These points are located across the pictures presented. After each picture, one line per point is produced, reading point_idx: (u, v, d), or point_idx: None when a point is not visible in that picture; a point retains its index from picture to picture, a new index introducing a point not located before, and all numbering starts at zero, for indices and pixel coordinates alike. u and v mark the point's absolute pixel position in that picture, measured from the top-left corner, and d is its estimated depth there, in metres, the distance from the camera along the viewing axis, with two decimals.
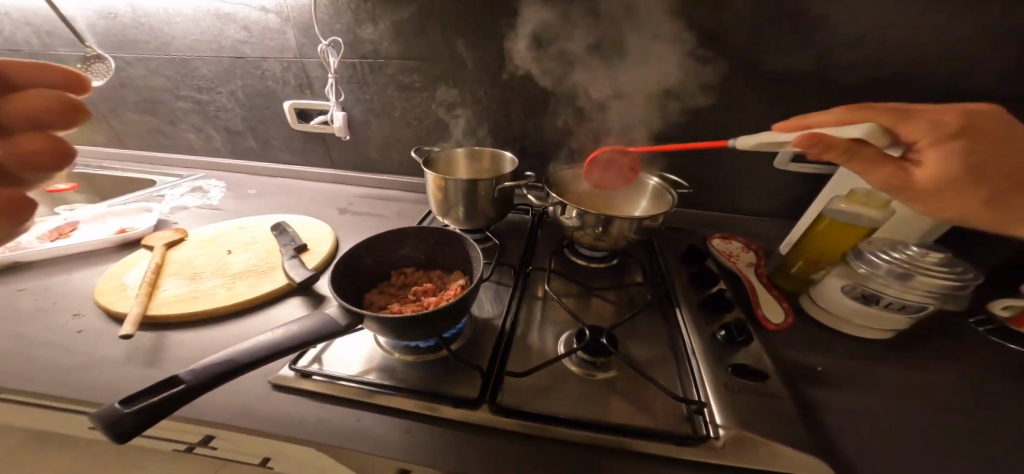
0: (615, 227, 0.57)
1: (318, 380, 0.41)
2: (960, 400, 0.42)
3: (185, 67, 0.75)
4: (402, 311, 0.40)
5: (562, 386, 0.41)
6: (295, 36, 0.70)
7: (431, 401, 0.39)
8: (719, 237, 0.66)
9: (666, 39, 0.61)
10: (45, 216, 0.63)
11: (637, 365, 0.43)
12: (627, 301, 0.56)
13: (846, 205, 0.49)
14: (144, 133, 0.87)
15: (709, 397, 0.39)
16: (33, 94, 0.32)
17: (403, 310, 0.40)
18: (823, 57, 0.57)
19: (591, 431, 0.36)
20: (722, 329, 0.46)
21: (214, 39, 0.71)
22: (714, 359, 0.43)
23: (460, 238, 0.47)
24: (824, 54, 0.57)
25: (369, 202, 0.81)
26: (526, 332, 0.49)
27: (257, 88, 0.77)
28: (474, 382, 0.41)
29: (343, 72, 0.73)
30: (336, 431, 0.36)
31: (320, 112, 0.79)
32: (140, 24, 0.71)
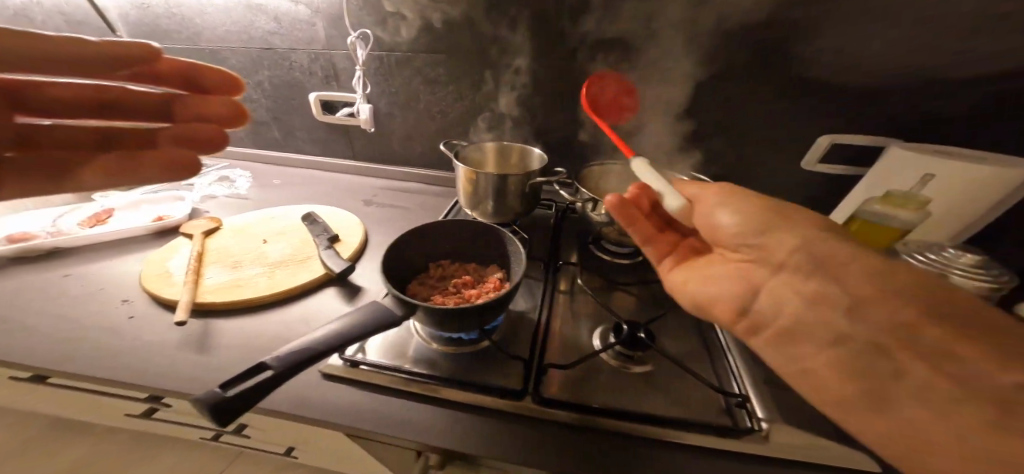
0: None
1: (364, 370, 0.41)
2: None
3: (214, 57, 0.75)
4: (444, 303, 0.41)
5: (602, 379, 0.42)
6: (324, 28, 0.70)
7: (477, 391, 0.39)
8: None
9: (699, 36, 0.61)
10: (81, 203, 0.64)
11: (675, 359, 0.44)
12: (656, 297, 0.56)
13: (882, 206, 0.50)
14: None
15: (749, 391, 0.40)
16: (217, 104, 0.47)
17: (446, 302, 0.41)
18: (860, 57, 0.56)
19: (637, 423, 0.36)
20: None
21: (245, 29, 0.71)
22: (751, 355, 0.44)
23: (498, 232, 0.48)
24: (859, 56, 0.56)
25: (392, 194, 0.81)
26: (561, 326, 0.49)
27: (283, 79, 0.77)
28: (516, 372, 0.42)
29: (370, 65, 0.73)
30: (389, 420, 0.37)
31: (345, 104, 0.79)
32: (171, 14, 0.71)
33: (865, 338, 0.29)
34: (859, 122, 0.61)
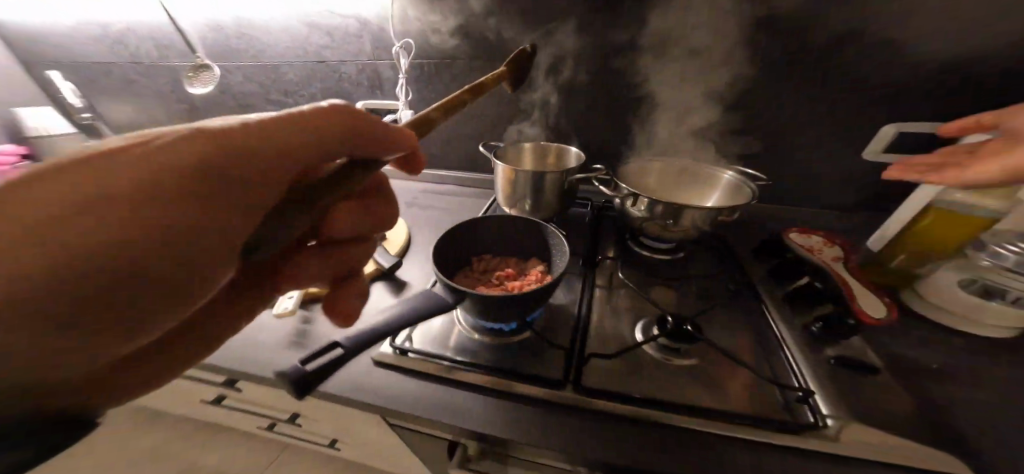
0: (687, 218, 0.56)
1: (412, 358, 0.42)
2: None
3: (275, 73, 0.84)
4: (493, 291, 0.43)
5: (645, 372, 0.41)
6: (370, 42, 0.75)
7: (524, 381, 0.40)
8: (798, 230, 0.63)
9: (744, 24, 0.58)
10: None
11: (728, 353, 0.41)
12: (704, 288, 0.55)
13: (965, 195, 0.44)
14: None
15: (811, 384, 0.37)
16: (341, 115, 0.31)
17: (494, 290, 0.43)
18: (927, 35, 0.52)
19: (686, 416, 0.35)
20: (817, 321, 0.44)
21: (303, 45, 0.78)
22: (812, 351, 0.41)
23: (541, 226, 0.49)
24: (937, 30, 0.50)
25: (430, 196, 0.84)
26: (601, 319, 0.49)
27: (334, 89, 0.83)
28: (559, 361, 0.42)
29: (412, 73, 0.77)
30: (433, 405, 0.38)
31: (388, 111, 0.84)
32: (241, 35, 0.80)
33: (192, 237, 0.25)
34: (938, 102, 0.55)
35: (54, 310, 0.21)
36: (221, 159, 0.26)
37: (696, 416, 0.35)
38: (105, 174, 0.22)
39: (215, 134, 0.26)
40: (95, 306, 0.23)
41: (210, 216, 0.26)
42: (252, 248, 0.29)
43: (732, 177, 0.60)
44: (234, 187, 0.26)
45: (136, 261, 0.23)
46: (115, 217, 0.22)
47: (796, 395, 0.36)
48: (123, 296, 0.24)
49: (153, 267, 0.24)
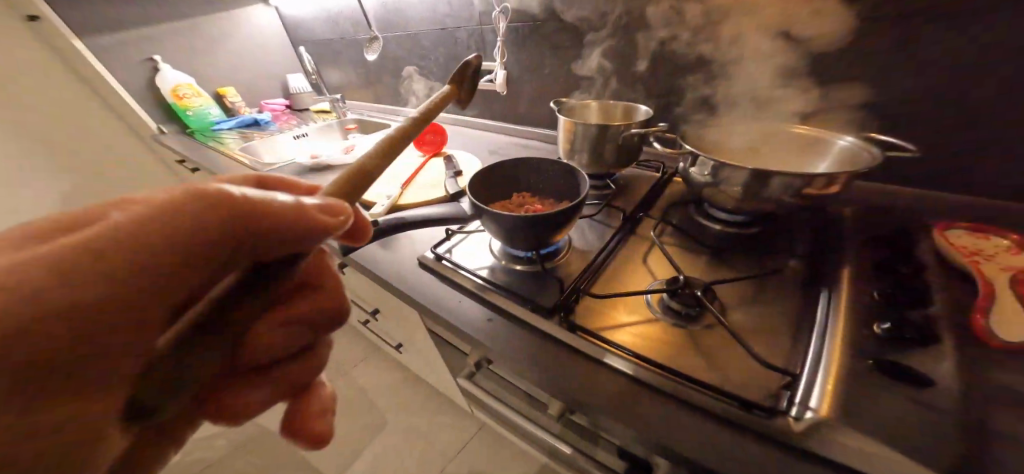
0: (767, 188, 0.48)
1: (445, 266, 0.54)
2: None
3: (413, 42, 1.03)
4: (525, 209, 0.52)
5: (632, 321, 0.41)
6: (479, 7, 0.85)
7: (518, 301, 0.46)
8: (964, 229, 0.45)
9: None
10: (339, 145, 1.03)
11: (733, 327, 0.37)
12: (760, 266, 0.47)
13: None
14: (388, 93, 1.24)
15: (816, 379, 0.31)
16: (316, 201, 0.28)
17: (527, 208, 0.52)
18: None
19: (643, 361, 0.36)
20: (887, 322, 0.34)
21: (432, 14, 0.94)
22: (853, 345, 0.33)
23: (578, 173, 0.52)
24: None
25: (513, 150, 0.92)
26: (616, 270, 0.49)
27: (452, 53, 0.98)
28: (555, 292, 0.46)
29: (510, 34, 0.84)
30: (445, 302, 0.49)
31: (489, 71, 0.94)
32: (395, 10, 1.00)
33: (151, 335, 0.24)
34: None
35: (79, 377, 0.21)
36: (213, 242, 0.24)
37: (656, 369, 0.35)
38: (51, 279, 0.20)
39: (229, 200, 0.24)
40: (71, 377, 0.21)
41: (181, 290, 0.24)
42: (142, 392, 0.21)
43: (851, 142, 0.49)
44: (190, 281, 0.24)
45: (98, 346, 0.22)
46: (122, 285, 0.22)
47: (787, 382, 0.32)
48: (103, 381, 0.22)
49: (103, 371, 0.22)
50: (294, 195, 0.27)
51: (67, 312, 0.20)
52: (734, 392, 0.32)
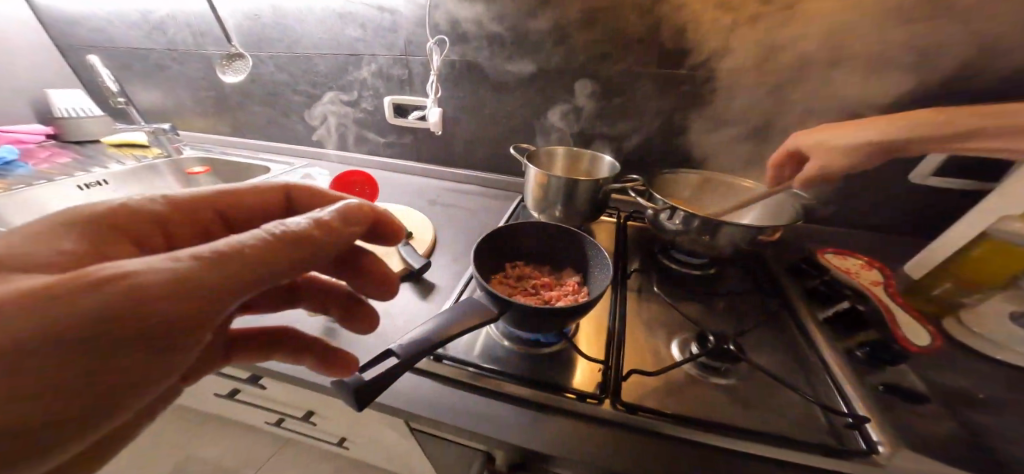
0: (725, 235, 0.56)
1: (446, 364, 0.41)
2: None
3: (304, 64, 0.82)
4: (551, 301, 0.42)
5: (681, 388, 0.40)
6: (406, 33, 0.74)
7: (561, 393, 0.39)
8: (832, 252, 0.62)
9: (787, 36, 0.57)
10: None
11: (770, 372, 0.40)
12: (737, 309, 0.53)
13: (1022, 223, 0.43)
14: (262, 124, 0.95)
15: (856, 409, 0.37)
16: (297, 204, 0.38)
17: (552, 300, 0.42)
18: (975, 56, 0.51)
19: (729, 436, 0.35)
20: (863, 346, 0.43)
21: (336, 36, 0.77)
22: (855, 374, 0.40)
23: (578, 235, 0.48)
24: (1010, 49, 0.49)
25: (453, 195, 0.84)
26: (634, 332, 0.48)
27: (365, 84, 0.83)
28: (591, 373, 0.42)
29: (444, 70, 0.77)
30: (469, 416, 0.37)
31: (417, 108, 0.83)
32: (277, 24, 0.78)
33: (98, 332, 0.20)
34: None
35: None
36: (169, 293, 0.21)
37: (738, 437, 0.35)
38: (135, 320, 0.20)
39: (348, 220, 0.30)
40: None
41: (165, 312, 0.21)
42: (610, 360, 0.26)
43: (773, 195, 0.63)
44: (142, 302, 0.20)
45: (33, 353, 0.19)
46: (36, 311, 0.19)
47: (842, 419, 0.36)
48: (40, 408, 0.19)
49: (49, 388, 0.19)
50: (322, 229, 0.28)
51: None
52: (811, 439, 0.34)
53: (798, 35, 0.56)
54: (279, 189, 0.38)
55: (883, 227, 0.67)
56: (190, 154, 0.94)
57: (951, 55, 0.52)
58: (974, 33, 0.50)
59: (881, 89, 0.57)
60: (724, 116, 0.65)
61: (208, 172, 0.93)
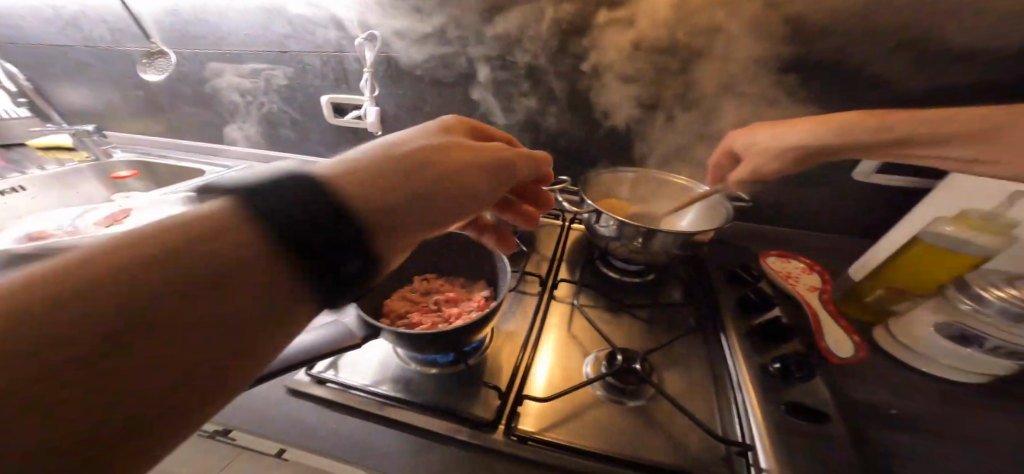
0: (658, 241, 0.52)
1: (334, 389, 0.41)
2: None
3: (235, 61, 0.79)
4: (416, 326, 0.39)
5: (584, 413, 0.40)
6: (333, 28, 0.70)
7: (452, 420, 0.38)
8: (775, 255, 0.59)
9: (717, 30, 0.55)
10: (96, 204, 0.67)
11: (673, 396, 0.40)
12: (667, 321, 0.52)
13: (952, 227, 0.40)
14: (197, 124, 0.92)
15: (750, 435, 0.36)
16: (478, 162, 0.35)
17: (419, 324, 0.39)
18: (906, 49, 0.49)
19: (616, 466, 0.35)
20: (776, 361, 0.40)
21: (263, 32, 0.73)
22: (763, 393, 0.38)
23: (487, 245, 0.45)
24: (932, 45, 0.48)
25: None
26: (547, 351, 0.47)
27: (299, 82, 0.79)
28: (490, 398, 0.41)
29: (378, 68, 0.73)
30: (344, 444, 0.36)
31: (354, 107, 0.79)
32: (198, 19, 0.74)
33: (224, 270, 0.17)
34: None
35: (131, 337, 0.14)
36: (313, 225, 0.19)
37: (626, 467, 0.35)
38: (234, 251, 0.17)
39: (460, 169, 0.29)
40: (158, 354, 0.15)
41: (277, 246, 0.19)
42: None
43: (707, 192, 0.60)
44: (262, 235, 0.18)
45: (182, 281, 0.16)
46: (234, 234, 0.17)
47: (734, 447, 0.35)
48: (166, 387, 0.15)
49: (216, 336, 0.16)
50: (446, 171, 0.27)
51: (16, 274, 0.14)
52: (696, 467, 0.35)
53: (726, 29, 0.55)
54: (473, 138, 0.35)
55: (831, 229, 0.64)
56: (121, 157, 0.89)
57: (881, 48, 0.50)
58: (903, 25, 0.48)
59: (816, 84, 0.55)
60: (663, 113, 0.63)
61: (135, 175, 0.89)
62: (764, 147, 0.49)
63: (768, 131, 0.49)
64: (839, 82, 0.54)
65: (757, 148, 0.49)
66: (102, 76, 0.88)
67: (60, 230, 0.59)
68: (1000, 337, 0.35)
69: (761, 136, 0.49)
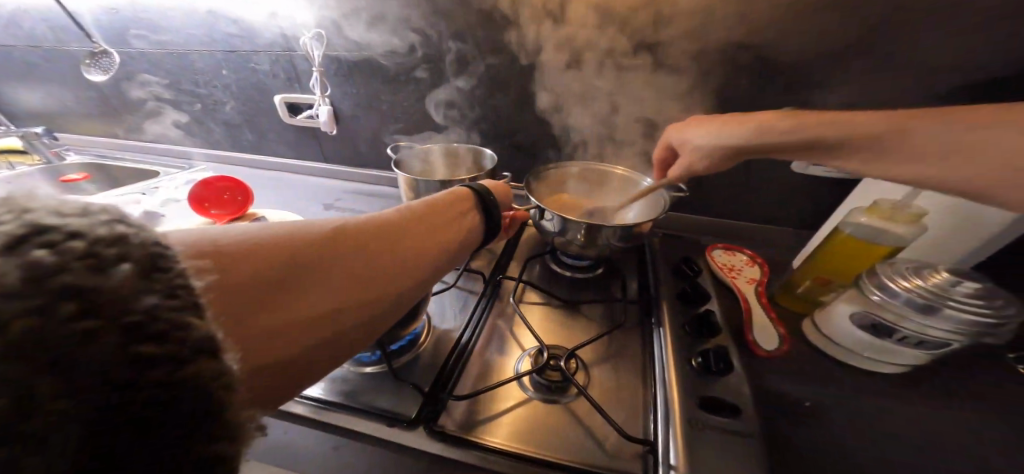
0: (603, 236, 0.52)
1: None
2: (979, 448, 0.35)
3: (183, 61, 0.78)
4: None
5: (509, 411, 0.40)
6: (279, 27, 0.69)
7: (374, 419, 0.38)
8: (721, 248, 0.59)
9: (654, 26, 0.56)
10: None
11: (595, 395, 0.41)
12: (610, 316, 0.53)
13: (866, 218, 0.41)
14: (152, 125, 0.91)
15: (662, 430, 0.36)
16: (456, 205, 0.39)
17: None
18: (834, 42, 0.50)
19: (529, 464, 0.35)
20: (699, 356, 0.41)
21: (208, 32, 0.72)
22: (683, 385, 0.39)
23: None
24: (862, 38, 0.49)
25: (354, 198, 0.79)
26: (482, 349, 0.47)
27: (250, 82, 0.77)
28: (417, 397, 0.41)
29: (328, 66, 0.72)
30: (265, 445, 0.36)
31: (309, 106, 0.78)
32: (139, 18, 0.74)
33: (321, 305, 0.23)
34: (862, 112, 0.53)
35: (294, 310, 0.22)
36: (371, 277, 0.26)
37: (538, 465, 0.35)
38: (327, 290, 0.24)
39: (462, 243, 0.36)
40: (302, 327, 0.22)
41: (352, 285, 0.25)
42: (60, 261, 0.11)
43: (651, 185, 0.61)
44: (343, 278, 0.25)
45: (323, 276, 0.24)
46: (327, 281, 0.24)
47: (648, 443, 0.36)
48: (298, 356, 0.21)
49: (336, 328, 0.23)
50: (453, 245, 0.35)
51: (227, 236, 0.22)
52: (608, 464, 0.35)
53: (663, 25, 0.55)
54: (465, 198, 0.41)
55: (780, 221, 0.64)
56: (74, 160, 0.87)
57: (811, 42, 0.51)
58: (829, 19, 0.49)
59: (753, 78, 0.55)
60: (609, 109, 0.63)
61: (88, 178, 0.87)
62: (700, 147, 0.46)
63: (704, 131, 0.45)
64: (773, 77, 0.54)
65: (692, 148, 0.47)
66: (50, 76, 0.88)
67: None
68: (908, 327, 0.36)
69: (698, 137, 0.46)
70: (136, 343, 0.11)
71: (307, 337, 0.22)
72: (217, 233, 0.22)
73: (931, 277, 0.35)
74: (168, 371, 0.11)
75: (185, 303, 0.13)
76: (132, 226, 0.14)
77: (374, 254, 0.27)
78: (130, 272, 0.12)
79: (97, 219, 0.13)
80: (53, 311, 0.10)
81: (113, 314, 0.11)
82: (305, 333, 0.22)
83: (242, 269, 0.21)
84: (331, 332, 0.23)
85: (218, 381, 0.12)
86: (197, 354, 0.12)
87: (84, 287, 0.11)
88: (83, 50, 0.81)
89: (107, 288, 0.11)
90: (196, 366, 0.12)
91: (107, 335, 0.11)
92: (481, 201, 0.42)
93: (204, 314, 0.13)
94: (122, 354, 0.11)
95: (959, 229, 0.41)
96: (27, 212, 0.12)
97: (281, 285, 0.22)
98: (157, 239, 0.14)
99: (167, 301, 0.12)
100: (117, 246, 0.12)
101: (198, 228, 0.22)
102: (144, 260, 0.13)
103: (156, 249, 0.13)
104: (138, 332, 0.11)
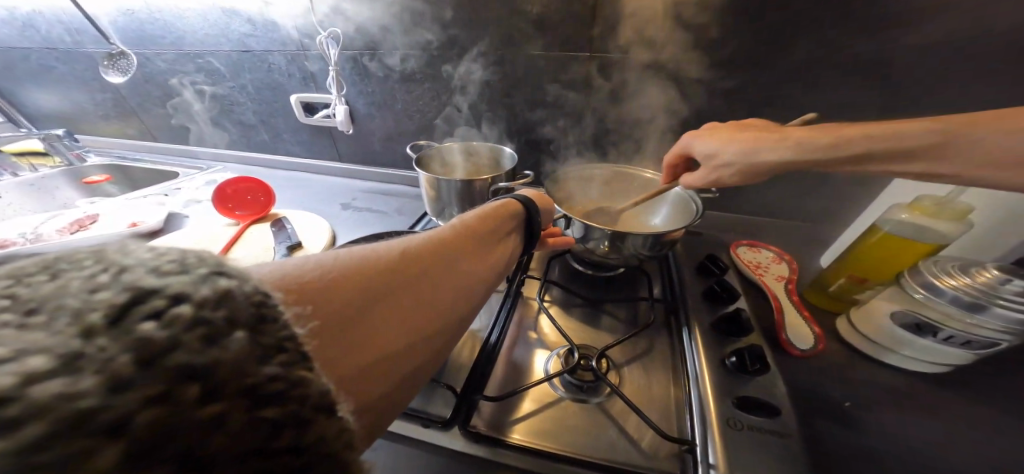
0: (630, 244, 0.51)
1: None
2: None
3: (200, 61, 0.78)
4: None
5: (541, 412, 0.40)
6: (293, 26, 0.68)
7: (408, 420, 0.38)
8: (745, 245, 0.58)
9: (681, 21, 0.54)
10: (69, 211, 0.68)
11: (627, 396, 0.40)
12: (636, 316, 0.52)
13: (909, 215, 0.41)
14: (167, 126, 0.92)
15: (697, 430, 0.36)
16: (498, 209, 0.39)
17: None
18: (874, 38, 0.48)
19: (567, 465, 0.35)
20: (733, 355, 0.40)
21: (223, 33, 0.72)
22: (718, 385, 0.38)
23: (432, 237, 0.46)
24: (908, 27, 0.46)
25: (370, 197, 0.79)
26: (509, 349, 0.47)
27: (265, 81, 0.77)
28: (447, 399, 0.40)
29: (344, 65, 0.71)
30: None
31: (325, 106, 0.78)
32: (156, 20, 0.73)
33: (405, 323, 0.23)
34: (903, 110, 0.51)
35: (379, 346, 0.21)
36: (442, 291, 0.27)
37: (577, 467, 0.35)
38: (409, 308, 0.24)
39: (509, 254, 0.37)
40: (388, 361, 0.22)
41: (429, 302, 0.25)
42: (172, 337, 0.12)
43: (680, 189, 0.59)
44: (419, 294, 0.25)
45: (400, 306, 0.23)
46: (406, 300, 0.24)
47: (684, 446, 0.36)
48: (394, 375, 0.22)
49: (418, 356, 0.23)
50: (501, 253, 0.35)
51: (304, 272, 0.21)
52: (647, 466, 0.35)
53: (688, 21, 0.54)
54: (504, 204, 0.41)
55: (806, 218, 0.63)
56: (93, 162, 0.88)
57: (848, 38, 0.48)
58: (870, 14, 0.46)
59: (784, 74, 0.53)
60: (556, 101, 0.67)
61: (109, 180, 0.88)
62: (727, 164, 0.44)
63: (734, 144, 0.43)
64: (803, 72, 0.52)
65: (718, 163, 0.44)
66: (66, 78, 0.89)
67: (26, 239, 0.59)
68: (954, 326, 0.35)
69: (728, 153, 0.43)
70: (257, 409, 0.12)
71: (396, 369, 0.22)
72: (291, 268, 0.21)
73: (979, 275, 0.34)
74: (293, 436, 0.12)
75: (289, 358, 0.14)
76: (231, 276, 0.15)
77: (438, 281, 0.27)
78: (241, 337, 0.13)
79: (197, 275, 0.14)
80: (180, 397, 0.11)
81: (233, 390, 0.12)
82: (394, 365, 0.22)
83: (327, 307, 0.20)
84: (413, 364, 0.23)
85: (338, 436, 0.13)
86: (312, 413, 0.13)
87: (201, 365, 0.12)
88: (101, 51, 0.81)
89: (224, 360, 0.12)
90: (316, 425, 0.13)
91: (235, 414, 0.11)
92: (519, 220, 0.41)
93: (309, 366, 0.14)
94: (251, 427, 0.12)
95: (1007, 226, 0.40)
96: (126, 273, 0.13)
97: (365, 319, 0.21)
98: (252, 286, 0.15)
99: (275, 360, 0.13)
100: (222, 306, 0.13)
101: (271, 262, 0.20)
102: (247, 320, 0.13)
103: (255, 300, 0.14)
104: (256, 394, 0.12)
